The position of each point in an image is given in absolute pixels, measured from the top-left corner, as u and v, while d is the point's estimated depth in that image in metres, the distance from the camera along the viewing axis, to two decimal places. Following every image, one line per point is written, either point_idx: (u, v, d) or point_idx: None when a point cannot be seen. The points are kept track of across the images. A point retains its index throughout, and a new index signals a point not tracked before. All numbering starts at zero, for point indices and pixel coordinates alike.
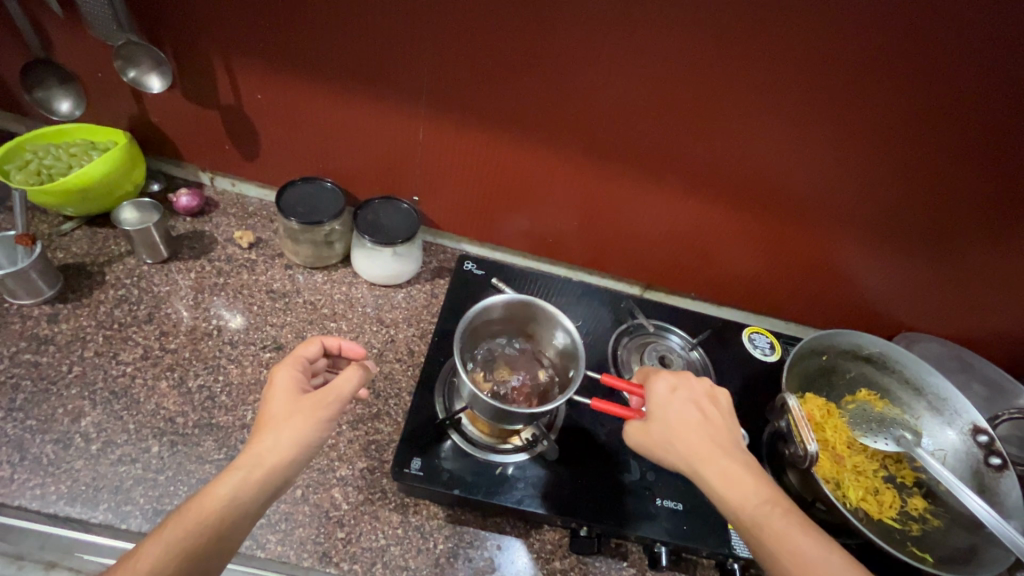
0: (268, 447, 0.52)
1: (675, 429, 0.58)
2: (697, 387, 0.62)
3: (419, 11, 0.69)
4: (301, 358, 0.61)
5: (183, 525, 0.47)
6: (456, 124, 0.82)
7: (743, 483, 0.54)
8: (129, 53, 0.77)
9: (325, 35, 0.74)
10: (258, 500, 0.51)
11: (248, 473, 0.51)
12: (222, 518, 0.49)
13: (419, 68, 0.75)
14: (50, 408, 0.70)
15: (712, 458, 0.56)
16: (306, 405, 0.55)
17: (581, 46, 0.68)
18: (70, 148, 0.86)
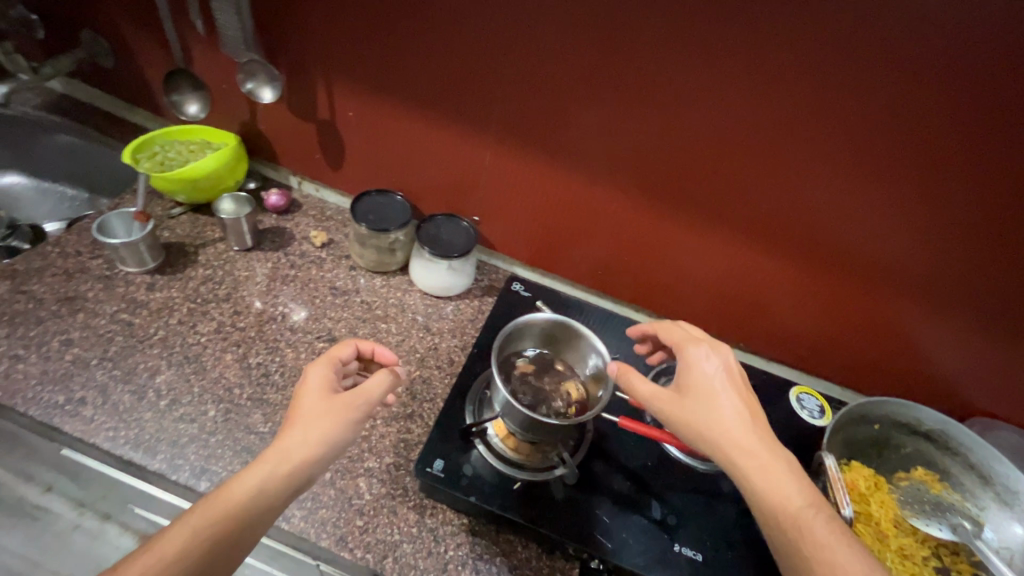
0: (296, 442, 0.56)
1: (716, 416, 0.57)
2: (736, 375, 0.61)
3: (502, 47, 0.76)
4: (335, 358, 0.66)
5: (210, 512, 0.51)
6: (522, 153, 0.87)
7: (785, 481, 0.53)
8: (250, 70, 0.90)
9: (417, 63, 0.82)
10: (281, 494, 0.54)
11: (274, 467, 0.54)
12: (248, 508, 0.52)
13: (494, 99, 0.82)
14: (133, 362, 0.79)
15: (754, 450, 0.55)
16: (333, 405, 0.59)
17: (646, 89, 0.72)
18: (191, 146, 1.01)
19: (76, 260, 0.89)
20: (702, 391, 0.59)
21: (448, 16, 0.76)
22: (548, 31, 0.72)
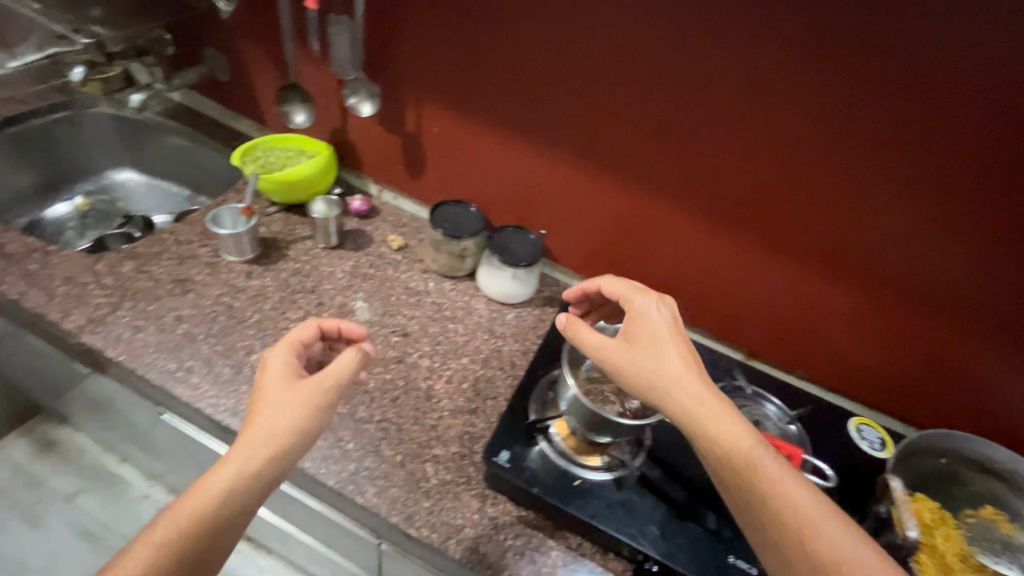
0: (262, 435, 0.62)
1: (662, 367, 0.64)
2: (670, 323, 0.69)
3: (587, 71, 0.84)
4: (295, 342, 0.73)
5: (176, 522, 0.57)
6: (595, 170, 0.92)
7: (728, 420, 0.61)
8: (356, 86, 0.99)
9: (507, 85, 0.90)
10: (253, 490, 0.60)
11: (245, 461, 0.60)
12: (214, 511, 0.58)
13: (574, 120, 0.89)
14: (234, 340, 0.87)
15: (697, 394, 0.62)
16: (298, 393, 0.66)
17: (719, 114, 0.78)
18: (289, 153, 1.12)
19: (187, 247, 1.00)
20: (649, 338, 0.67)
21: (538, 46, 0.85)
22: (629, 61, 0.80)
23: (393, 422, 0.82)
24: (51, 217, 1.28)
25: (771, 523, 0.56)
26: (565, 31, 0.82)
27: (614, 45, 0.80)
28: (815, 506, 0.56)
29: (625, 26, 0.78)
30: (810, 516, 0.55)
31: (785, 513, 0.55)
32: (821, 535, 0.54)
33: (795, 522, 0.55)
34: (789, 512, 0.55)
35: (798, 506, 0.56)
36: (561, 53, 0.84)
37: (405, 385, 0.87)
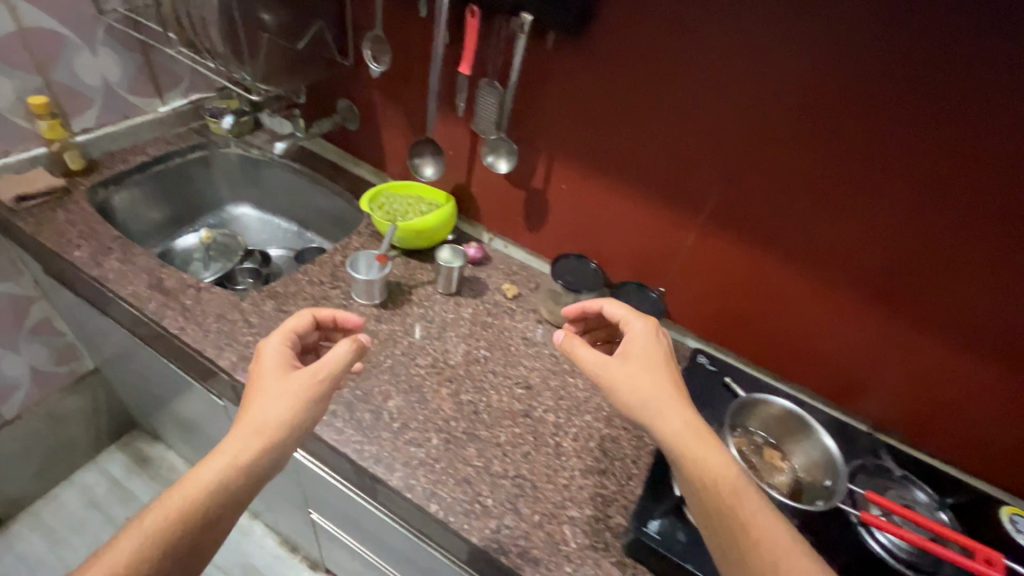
0: (255, 427, 0.66)
1: (647, 386, 0.69)
2: (658, 348, 0.75)
3: (728, 141, 0.85)
4: (289, 333, 0.80)
5: (167, 512, 0.59)
6: (727, 235, 0.93)
7: (710, 446, 0.64)
8: (495, 145, 1.03)
9: (642, 151, 0.91)
10: (243, 482, 0.64)
11: (237, 453, 0.64)
12: (200, 499, 0.61)
13: (711, 187, 0.90)
14: (370, 385, 0.90)
15: (683, 417, 0.66)
16: (289, 385, 0.71)
17: (861, 184, 0.78)
18: (410, 200, 1.18)
19: (320, 288, 1.05)
20: (642, 357, 0.73)
21: (675, 115, 0.86)
22: (766, 133, 0.81)
23: (526, 478, 0.82)
24: (180, 246, 1.36)
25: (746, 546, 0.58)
26: (708, 100, 0.83)
27: (759, 114, 0.81)
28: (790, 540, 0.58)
29: (772, 97, 0.79)
30: (788, 549, 0.57)
31: (767, 544, 0.57)
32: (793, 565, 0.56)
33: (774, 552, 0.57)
34: (769, 544, 0.57)
35: (774, 538, 0.58)
36: (703, 123, 0.85)
37: (534, 440, 0.88)
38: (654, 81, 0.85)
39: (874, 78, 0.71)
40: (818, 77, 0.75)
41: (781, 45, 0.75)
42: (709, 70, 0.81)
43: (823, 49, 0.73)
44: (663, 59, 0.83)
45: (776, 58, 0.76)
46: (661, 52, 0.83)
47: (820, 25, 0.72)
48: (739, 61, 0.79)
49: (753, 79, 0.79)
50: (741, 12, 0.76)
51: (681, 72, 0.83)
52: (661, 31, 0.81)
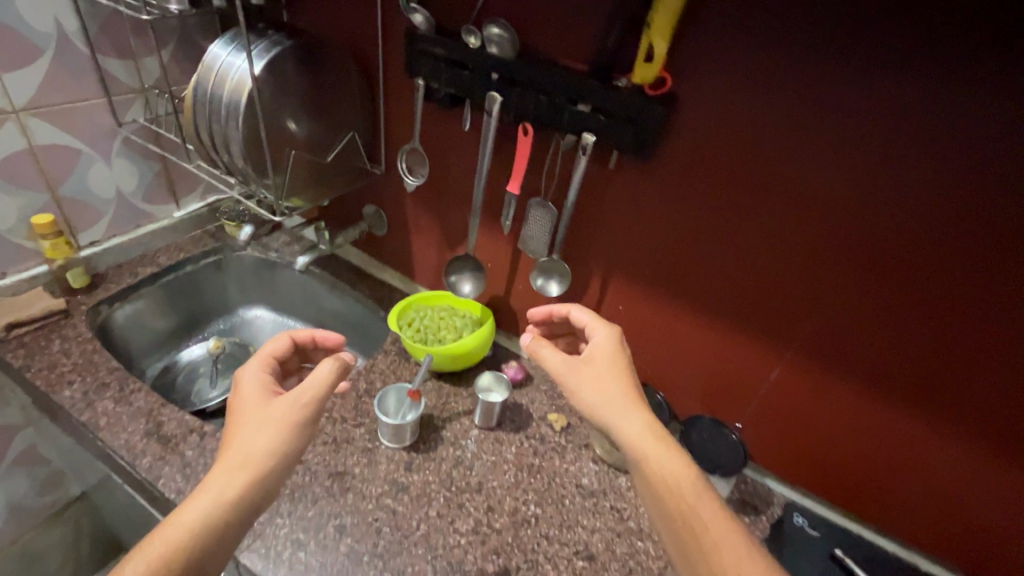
0: (241, 457, 0.60)
1: (606, 389, 0.71)
2: (618, 353, 0.76)
3: (816, 271, 0.72)
4: (268, 358, 0.76)
5: (156, 557, 0.52)
6: (816, 373, 0.79)
7: (669, 453, 0.65)
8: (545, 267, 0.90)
9: (712, 276, 0.79)
10: (235, 516, 0.57)
11: (223, 487, 0.58)
12: (191, 539, 0.54)
13: (797, 321, 0.77)
14: (402, 565, 0.74)
15: (643, 421, 0.68)
16: (274, 409, 0.65)
17: (996, 325, 0.64)
18: (440, 313, 1.06)
19: (342, 427, 0.91)
20: (604, 372, 0.73)
21: (748, 239, 0.75)
22: (858, 262, 0.69)
23: None
24: (186, 358, 1.21)
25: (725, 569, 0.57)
26: (795, 225, 0.71)
27: (860, 243, 0.68)
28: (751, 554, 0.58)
29: (877, 225, 0.66)
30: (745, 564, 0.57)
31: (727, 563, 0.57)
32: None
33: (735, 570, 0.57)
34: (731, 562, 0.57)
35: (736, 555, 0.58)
36: (785, 249, 0.73)
37: None
38: (731, 203, 0.73)
39: (1014, 213, 0.58)
40: (937, 208, 0.62)
41: (879, 170, 0.63)
42: (788, 192, 0.69)
43: (935, 176, 0.61)
44: (743, 179, 0.71)
45: (867, 183, 0.64)
46: (740, 172, 0.71)
47: (943, 152, 0.59)
48: (834, 186, 0.67)
49: (851, 206, 0.67)
50: (836, 134, 0.64)
51: (764, 194, 0.71)
52: (740, 150, 0.70)
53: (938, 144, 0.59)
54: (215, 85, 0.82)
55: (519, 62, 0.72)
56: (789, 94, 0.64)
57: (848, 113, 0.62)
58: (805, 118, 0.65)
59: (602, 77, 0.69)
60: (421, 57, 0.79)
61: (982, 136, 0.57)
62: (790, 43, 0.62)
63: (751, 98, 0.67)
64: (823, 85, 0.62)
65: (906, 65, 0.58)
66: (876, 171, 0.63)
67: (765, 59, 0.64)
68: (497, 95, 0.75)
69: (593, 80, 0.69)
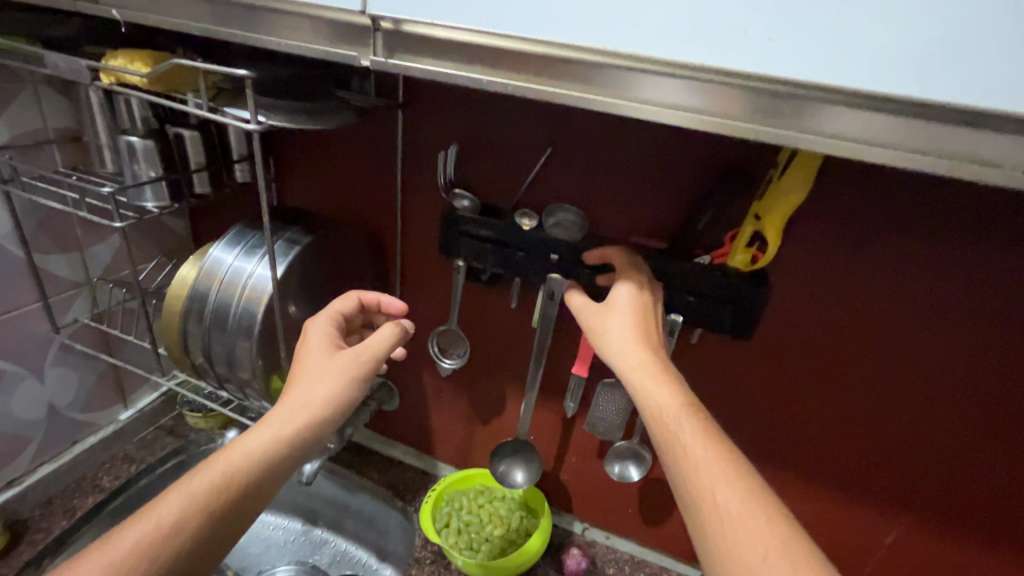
0: (301, 400, 0.53)
1: (609, 325, 0.56)
2: (643, 288, 0.58)
3: (926, 428, 0.63)
4: (337, 313, 0.63)
5: (212, 480, 0.47)
6: (940, 533, 0.68)
7: (668, 389, 0.49)
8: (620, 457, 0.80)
9: (804, 436, 0.69)
10: (287, 460, 0.51)
11: (281, 425, 0.51)
12: (246, 473, 0.48)
13: (910, 482, 0.66)
14: None
15: (639, 359, 0.52)
16: (336, 360, 0.56)
17: None
18: (478, 498, 0.89)
19: None
20: (609, 313, 0.57)
21: (842, 395, 0.65)
22: (971, 413, 0.60)
23: None
24: None
25: (696, 504, 0.43)
26: (909, 386, 0.62)
27: (989, 403, 0.59)
28: (745, 508, 0.41)
29: (1009, 386, 0.58)
30: (737, 519, 0.40)
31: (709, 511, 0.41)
32: (748, 536, 0.40)
33: (719, 528, 0.41)
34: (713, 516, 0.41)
35: (717, 500, 0.42)
36: (886, 407, 0.64)
37: None
38: (822, 360, 0.64)
39: None
40: None
41: (990, 322, 0.56)
42: (886, 346, 0.60)
43: None
44: (845, 340, 0.62)
45: (977, 335, 0.57)
46: (827, 328, 0.62)
47: None
48: (945, 346, 0.58)
49: (961, 358, 0.58)
50: (940, 290, 0.56)
51: (872, 354, 0.61)
52: (833, 310, 0.61)
53: None
54: (220, 291, 0.66)
55: (588, 244, 0.65)
56: (890, 254, 0.56)
57: (955, 269, 0.55)
58: (910, 279, 0.56)
59: (681, 256, 0.62)
60: (459, 238, 0.69)
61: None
62: (890, 213, 0.55)
63: (848, 263, 0.58)
64: (939, 251, 0.54)
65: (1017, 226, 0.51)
66: (1005, 334, 0.56)
67: (863, 225, 0.56)
68: (560, 276, 0.65)
69: (672, 258, 0.61)
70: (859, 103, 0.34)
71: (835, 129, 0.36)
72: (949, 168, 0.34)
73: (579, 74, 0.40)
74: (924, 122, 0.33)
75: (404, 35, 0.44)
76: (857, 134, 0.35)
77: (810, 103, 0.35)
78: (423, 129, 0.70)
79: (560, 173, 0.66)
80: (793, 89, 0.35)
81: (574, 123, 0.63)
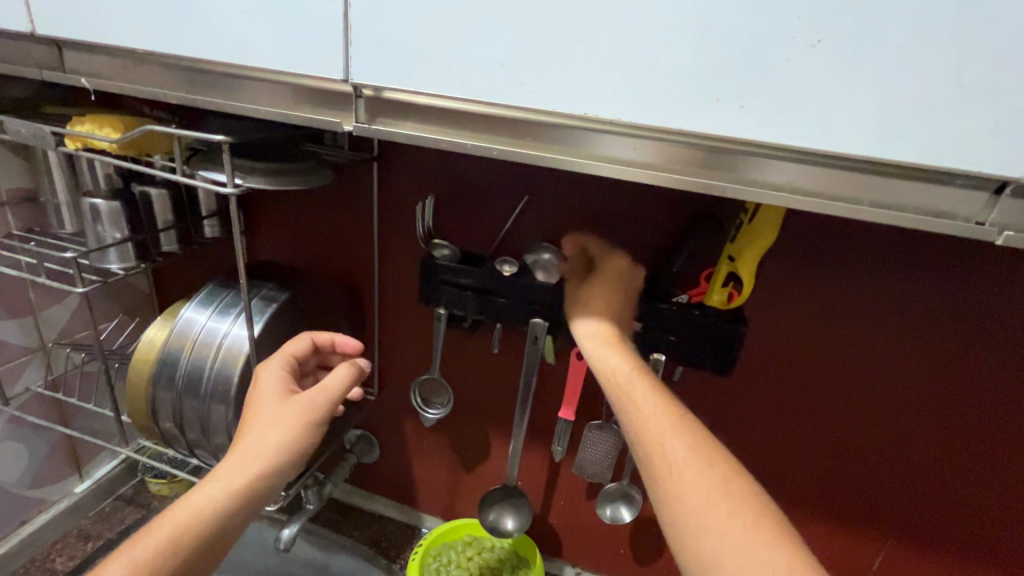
0: (253, 449, 0.50)
1: (575, 301, 0.59)
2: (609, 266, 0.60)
3: (895, 452, 0.66)
4: (290, 357, 0.60)
5: (160, 541, 0.45)
6: (919, 555, 0.69)
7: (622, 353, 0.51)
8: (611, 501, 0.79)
9: (788, 469, 0.70)
10: (241, 511, 0.48)
11: (232, 475, 0.49)
12: (197, 530, 0.46)
13: (886, 505, 0.68)
14: None
15: (599, 327, 0.54)
16: (289, 406, 0.53)
17: None
18: (465, 551, 0.86)
19: None
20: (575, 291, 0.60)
21: (816, 423, 0.67)
22: (933, 434, 0.63)
23: None
24: None
25: (650, 455, 0.43)
26: (882, 414, 0.64)
27: (952, 425, 0.62)
28: (689, 457, 0.42)
29: (972, 410, 0.61)
30: (681, 466, 0.42)
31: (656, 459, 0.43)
32: (693, 477, 0.41)
33: (664, 476, 0.42)
34: (662, 465, 0.42)
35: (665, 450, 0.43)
36: (856, 433, 0.66)
37: None
38: (793, 390, 0.66)
39: None
40: (1005, 374, 0.58)
41: (943, 348, 0.59)
42: (852, 373, 0.63)
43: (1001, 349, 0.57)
44: (817, 372, 0.64)
45: (931, 360, 0.60)
46: (796, 358, 0.64)
47: (1005, 327, 0.56)
48: (903, 371, 0.61)
49: (920, 382, 0.61)
50: (897, 320, 0.59)
51: (844, 385, 0.64)
52: (801, 343, 0.63)
53: (1001, 321, 0.56)
54: (192, 354, 0.63)
55: None
56: (850, 289, 0.59)
57: (908, 300, 0.58)
58: (868, 310, 0.60)
59: (660, 296, 0.63)
60: (439, 287, 0.68)
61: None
62: (847, 250, 0.58)
63: (812, 298, 0.61)
64: (893, 285, 0.58)
65: (959, 263, 0.55)
66: (957, 359, 0.59)
67: (825, 262, 0.59)
68: (541, 321, 0.66)
69: (651, 298, 0.62)
70: (801, 156, 0.36)
71: (783, 182, 0.38)
72: (887, 217, 0.36)
73: (554, 137, 0.42)
74: (860, 175, 0.36)
75: (386, 101, 0.44)
76: (803, 185, 0.38)
77: (755, 158, 0.38)
78: (399, 181, 0.70)
79: (537, 221, 0.67)
80: (741, 146, 0.37)
81: (550, 175, 0.65)
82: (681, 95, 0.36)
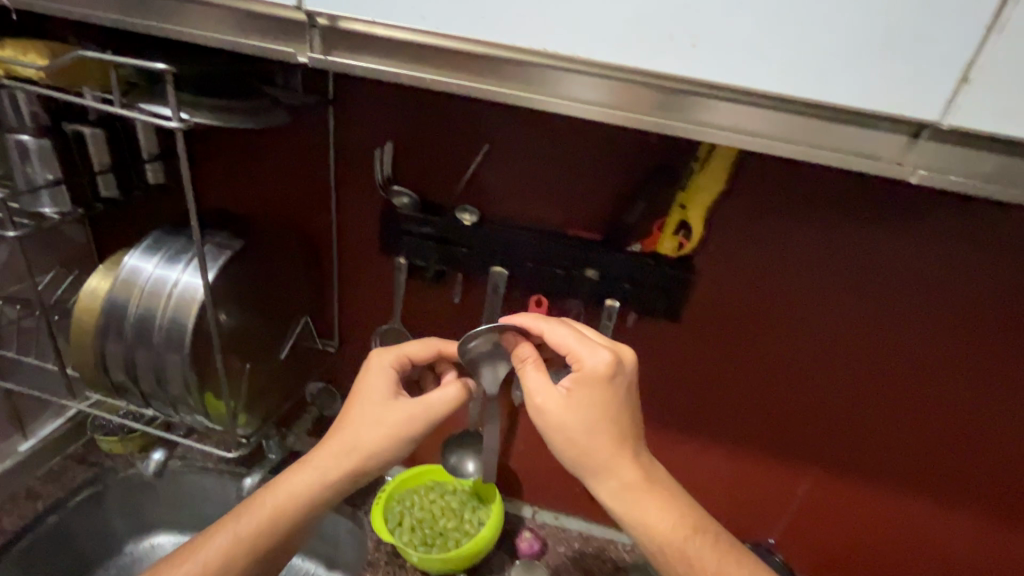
0: (350, 443, 0.58)
1: (564, 404, 0.53)
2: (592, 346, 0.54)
3: (813, 384, 0.72)
4: (404, 356, 0.63)
5: (257, 519, 0.57)
6: (833, 476, 0.78)
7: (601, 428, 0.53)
8: None
9: (722, 402, 0.77)
10: (326, 501, 0.58)
11: (325, 469, 0.58)
12: (285, 516, 0.57)
13: (806, 431, 0.76)
14: None
15: (592, 430, 0.53)
16: (396, 416, 0.59)
17: (962, 399, 0.69)
18: (428, 494, 0.90)
19: None
20: (561, 395, 0.53)
21: (746, 360, 0.73)
22: (845, 366, 0.70)
23: None
24: None
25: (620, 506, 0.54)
26: (810, 354, 0.71)
27: (861, 357, 0.69)
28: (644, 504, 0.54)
29: (884, 347, 0.68)
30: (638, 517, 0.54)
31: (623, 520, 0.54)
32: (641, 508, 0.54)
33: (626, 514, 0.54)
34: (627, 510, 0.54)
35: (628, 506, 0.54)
36: (782, 368, 0.72)
37: None
38: (727, 330, 0.71)
39: (969, 306, 0.63)
40: (907, 309, 0.65)
41: (859, 287, 0.65)
42: (781, 313, 0.69)
43: (908, 286, 0.64)
44: (750, 311, 0.69)
45: (849, 298, 0.66)
46: (732, 300, 0.69)
47: (912, 267, 0.63)
48: (823, 308, 0.67)
49: (837, 319, 0.68)
50: (824, 262, 0.64)
51: (778, 327, 0.70)
52: (739, 286, 0.68)
53: (910, 262, 0.62)
54: (141, 304, 0.61)
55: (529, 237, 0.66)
56: (785, 234, 0.64)
57: (832, 243, 0.63)
58: (798, 253, 0.64)
59: (615, 244, 0.65)
60: (402, 238, 0.68)
61: (974, 271, 0.61)
62: (784, 198, 0.62)
63: (751, 243, 0.65)
64: (821, 230, 0.63)
65: (879, 208, 0.60)
66: (869, 296, 0.65)
67: (765, 210, 0.63)
68: (501, 269, 0.67)
69: (608, 247, 0.65)
70: (715, 92, 0.38)
71: (701, 117, 0.40)
72: (789, 151, 0.40)
73: (496, 71, 0.42)
74: (766, 110, 0.38)
75: (340, 32, 0.43)
76: (718, 121, 0.40)
77: (675, 93, 0.39)
78: (355, 127, 0.69)
79: (498, 169, 0.67)
80: (663, 80, 0.39)
81: (511, 122, 0.65)
82: (634, 30, 0.36)
